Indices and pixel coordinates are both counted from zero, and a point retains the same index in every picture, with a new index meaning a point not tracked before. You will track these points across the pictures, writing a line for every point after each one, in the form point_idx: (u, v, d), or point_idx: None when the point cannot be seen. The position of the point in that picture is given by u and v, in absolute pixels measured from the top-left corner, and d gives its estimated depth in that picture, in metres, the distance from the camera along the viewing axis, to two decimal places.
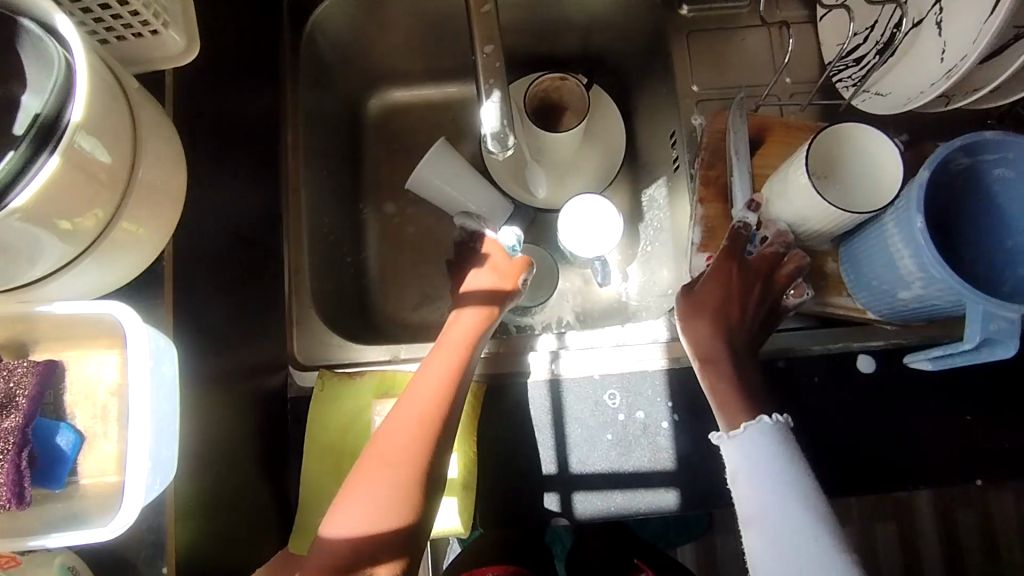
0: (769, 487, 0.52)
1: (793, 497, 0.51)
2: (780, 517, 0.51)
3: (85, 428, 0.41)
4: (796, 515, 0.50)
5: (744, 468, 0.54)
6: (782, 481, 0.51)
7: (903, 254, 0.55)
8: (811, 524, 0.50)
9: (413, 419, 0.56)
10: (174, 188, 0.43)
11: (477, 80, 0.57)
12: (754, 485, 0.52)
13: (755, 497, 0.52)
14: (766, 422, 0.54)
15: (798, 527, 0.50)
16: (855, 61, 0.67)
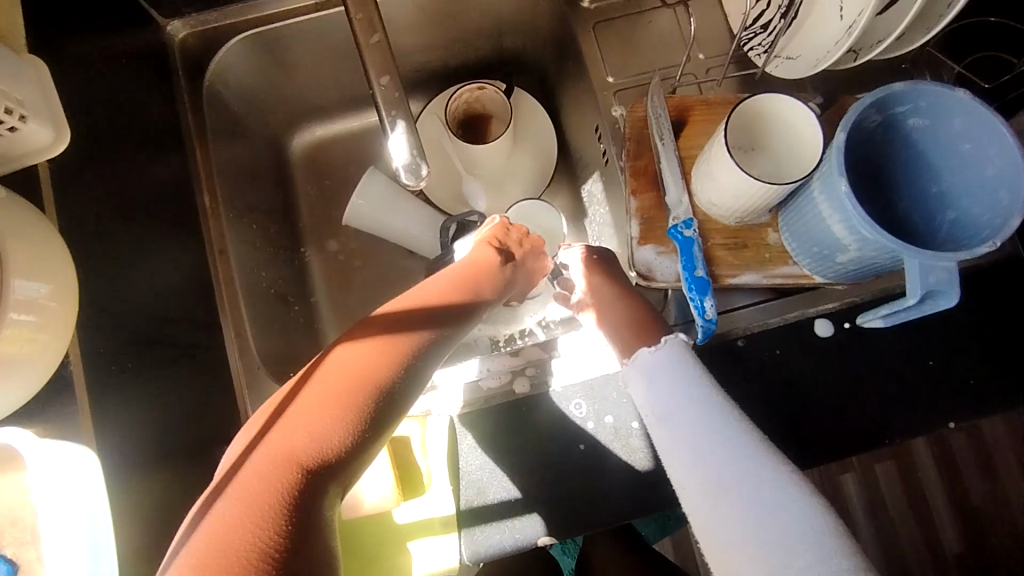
0: (666, 383, 0.50)
1: (691, 396, 0.48)
2: (678, 417, 0.48)
3: (15, 556, 0.39)
4: (695, 409, 0.47)
5: (647, 384, 0.52)
6: (682, 381, 0.50)
7: (835, 217, 0.55)
8: (708, 413, 0.47)
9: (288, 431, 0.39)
10: (58, 288, 0.40)
11: (378, 113, 0.55)
12: (657, 399, 0.50)
13: (659, 407, 0.50)
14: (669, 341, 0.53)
15: (695, 417, 0.47)
16: (762, 28, 0.66)
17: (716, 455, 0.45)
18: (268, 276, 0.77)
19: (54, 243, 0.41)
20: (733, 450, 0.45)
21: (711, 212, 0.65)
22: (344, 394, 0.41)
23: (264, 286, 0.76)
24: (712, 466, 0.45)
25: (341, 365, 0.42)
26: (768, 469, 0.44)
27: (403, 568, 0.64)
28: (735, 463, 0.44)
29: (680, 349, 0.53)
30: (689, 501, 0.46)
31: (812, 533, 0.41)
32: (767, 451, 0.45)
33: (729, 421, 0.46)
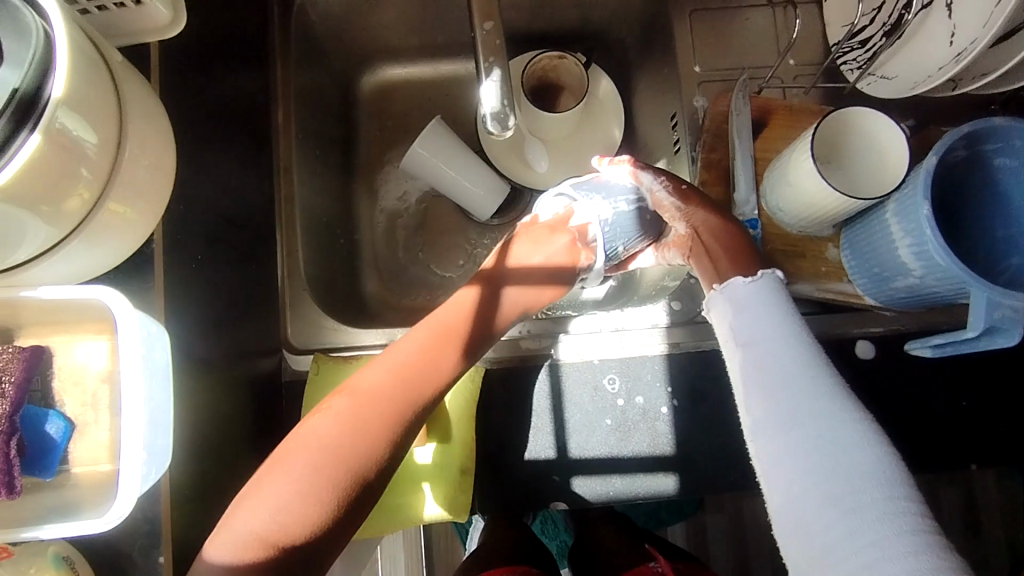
0: (755, 317, 0.50)
1: (781, 337, 0.48)
2: (760, 352, 0.48)
3: (74, 416, 0.41)
4: (780, 348, 0.47)
5: (730, 315, 0.51)
6: (772, 318, 0.49)
7: (904, 241, 0.55)
8: (794, 353, 0.47)
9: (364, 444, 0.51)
10: (160, 167, 0.41)
11: (476, 58, 0.55)
12: (741, 332, 0.50)
13: (741, 341, 0.49)
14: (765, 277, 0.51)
15: (779, 357, 0.47)
16: (860, 43, 0.65)
17: (793, 395, 0.46)
18: (322, 205, 0.77)
19: (160, 121, 0.41)
20: (813, 394, 0.45)
21: (775, 217, 0.65)
22: (350, 419, 0.51)
23: (317, 214, 0.75)
24: (787, 403, 0.46)
25: (349, 399, 0.52)
26: (847, 416, 0.44)
27: (417, 505, 0.66)
28: (816, 405, 0.45)
29: (775, 286, 0.51)
30: (754, 432, 0.48)
31: (880, 473, 0.42)
32: (846, 398, 0.45)
33: (808, 366, 0.46)
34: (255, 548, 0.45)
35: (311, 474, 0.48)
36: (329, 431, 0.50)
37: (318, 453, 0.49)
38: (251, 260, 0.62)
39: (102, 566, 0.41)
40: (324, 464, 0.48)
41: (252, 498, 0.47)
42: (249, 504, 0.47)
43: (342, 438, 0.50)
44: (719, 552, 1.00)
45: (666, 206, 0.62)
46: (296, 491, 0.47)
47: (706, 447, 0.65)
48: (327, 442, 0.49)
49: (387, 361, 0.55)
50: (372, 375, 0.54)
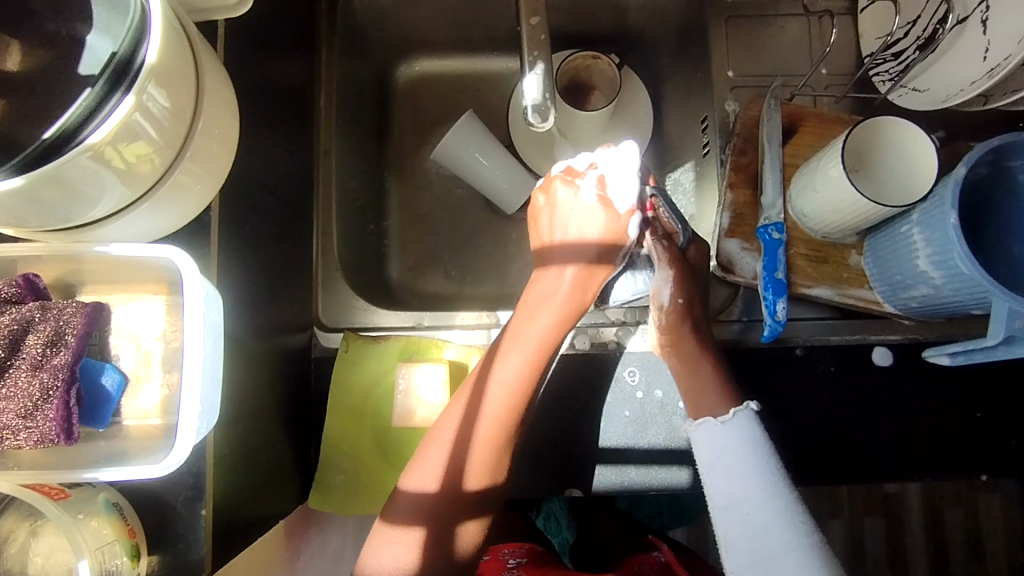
0: (733, 459, 0.54)
1: (759, 485, 0.52)
2: (739, 506, 0.52)
3: (129, 371, 0.43)
4: (756, 495, 0.52)
5: (710, 453, 0.56)
6: (748, 466, 0.53)
7: (926, 250, 0.57)
8: (766, 501, 0.51)
9: (494, 410, 0.56)
10: (224, 136, 0.43)
11: (520, 51, 0.56)
12: (718, 476, 0.54)
13: (725, 491, 0.53)
14: (738, 413, 0.56)
15: (755, 504, 0.51)
16: (894, 55, 0.67)
17: (761, 536, 0.50)
18: (356, 190, 0.78)
19: (227, 95, 0.43)
20: (792, 559, 0.49)
21: (801, 222, 0.66)
22: (528, 372, 0.57)
23: (351, 198, 0.77)
24: (763, 561, 0.50)
25: (522, 363, 0.57)
26: (808, 542, 0.49)
27: None
28: (781, 547, 0.49)
29: (748, 423, 0.55)
30: None
31: None
32: (808, 532, 0.50)
33: (785, 528, 0.50)
34: (422, 503, 0.55)
35: (499, 442, 0.56)
36: (508, 395, 0.57)
37: (504, 417, 0.56)
38: (289, 237, 0.64)
39: (147, 515, 0.43)
40: (487, 419, 0.56)
41: (410, 470, 0.56)
42: (425, 456, 0.56)
43: (519, 402, 0.57)
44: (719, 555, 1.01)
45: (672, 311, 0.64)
46: (489, 454, 0.56)
47: None
48: (510, 412, 0.56)
49: (535, 329, 0.59)
50: (529, 342, 0.58)
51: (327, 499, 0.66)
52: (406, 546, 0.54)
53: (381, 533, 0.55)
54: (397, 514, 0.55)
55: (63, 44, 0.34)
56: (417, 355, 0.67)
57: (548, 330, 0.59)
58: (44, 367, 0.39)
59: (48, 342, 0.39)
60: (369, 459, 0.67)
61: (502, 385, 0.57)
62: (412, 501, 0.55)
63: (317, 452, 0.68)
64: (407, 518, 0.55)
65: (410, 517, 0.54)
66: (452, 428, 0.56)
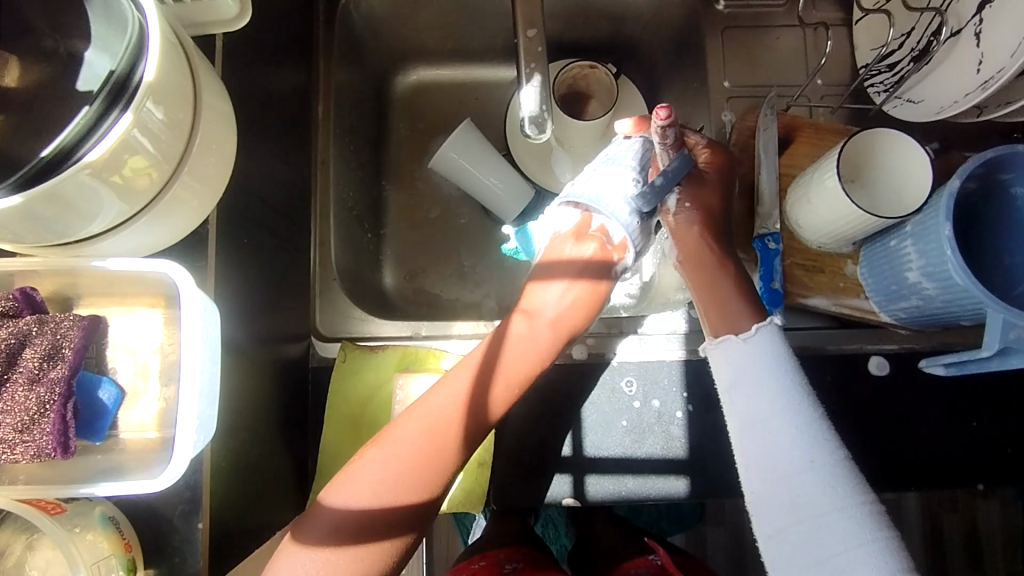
0: (756, 373, 0.50)
1: (786, 402, 0.49)
2: (764, 425, 0.49)
3: (126, 384, 0.43)
4: (782, 410, 0.49)
5: (730, 370, 0.52)
6: (771, 381, 0.50)
7: (918, 263, 0.57)
8: (792, 415, 0.48)
9: (447, 430, 0.51)
10: (222, 150, 0.43)
11: (517, 63, 0.57)
12: (739, 392, 0.51)
13: (746, 408, 0.50)
14: (772, 327, 0.53)
15: (781, 420, 0.49)
16: (888, 67, 0.67)
17: (784, 457, 0.48)
18: (354, 198, 0.79)
19: (224, 109, 0.43)
20: (819, 479, 0.47)
21: (797, 232, 0.67)
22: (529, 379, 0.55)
23: (349, 206, 0.77)
24: (788, 486, 0.48)
25: (462, 386, 0.53)
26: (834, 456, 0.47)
27: None
28: (803, 469, 0.47)
29: (772, 338, 0.52)
30: (764, 517, 0.49)
31: (858, 535, 0.45)
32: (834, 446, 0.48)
33: (811, 447, 0.47)
34: (363, 517, 0.49)
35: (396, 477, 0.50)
36: (418, 436, 0.51)
37: (440, 442, 0.51)
38: (286, 246, 0.64)
39: (144, 529, 0.43)
40: (450, 435, 0.52)
41: (343, 479, 0.50)
42: (358, 469, 0.50)
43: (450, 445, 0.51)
44: (717, 562, 1.01)
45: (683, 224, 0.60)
46: (423, 462, 0.51)
47: (720, 453, 0.66)
48: (495, 411, 0.54)
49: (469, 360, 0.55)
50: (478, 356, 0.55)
51: None
52: (318, 569, 0.48)
53: (293, 552, 0.48)
54: (310, 534, 0.49)
55: (61, 59, 0.35)
56: (415, 366, 0.68)
57: (519, 352, 0.55)
58: (42, 381, 0.39)
59: (45, 355, 0.39)
60: None
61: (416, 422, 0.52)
62: (330, 520, 0.49)
63: (313, 462, 0.68)
64: (337, 535, 0.48)
65: (347, 536, 0.49)
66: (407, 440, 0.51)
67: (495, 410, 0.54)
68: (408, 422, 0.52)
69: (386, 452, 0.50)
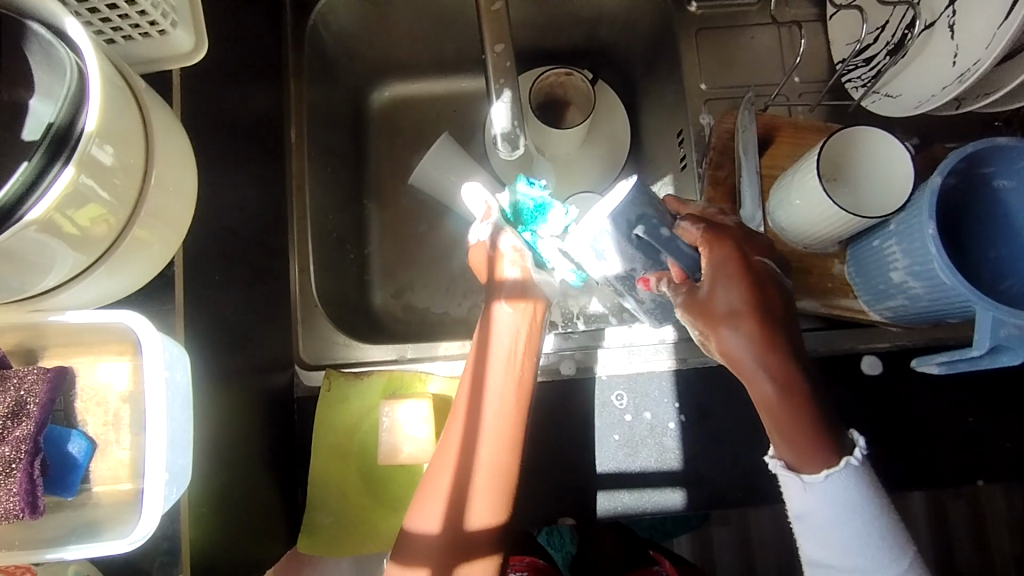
0: (823, 522, 0.49)
1: (861, 549, 0.49)
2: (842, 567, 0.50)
3: (96, 435, 0.42)
4: (854, 555, 0.49)
5: (801, 508, 0.50)
6: (845, 532, 0.49)
7: (904, 263, 0.56)
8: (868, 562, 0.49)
9: (490, 457, 0.53)
10: (183, 190, 0.42)
11: (486, 79, 0.55)
12: (814, 535, 0.50)
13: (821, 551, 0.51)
14: (851, 465, 0.48)
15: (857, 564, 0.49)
16: (865, 61, 0.66)
17: None
18: (334, 221, 0.78)
19: (182, 147, 0.42)
20: None
21: (781, 234, 0.66)
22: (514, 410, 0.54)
23: (328, 229, 0.76)
24: None
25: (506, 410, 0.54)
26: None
27: None
28: None
29: (848, 484, 0.48)
30: None
31: None
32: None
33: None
34: (443, 545, 0.52)
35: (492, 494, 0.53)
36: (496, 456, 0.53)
37: (498, 462, 0.53)
38: (263, 276, 0.62)
39: None
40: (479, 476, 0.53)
41: (420, 513, 0.53)
42: (429, 503, 0.53)
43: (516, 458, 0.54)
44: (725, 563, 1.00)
45: (725, 344, 0.50)
46: (500, 485, 0.53)
47: (716, 463, 0.65)
48: (503, 439, 0.54)
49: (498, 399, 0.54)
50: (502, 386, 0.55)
51: (316, 542, 0.64)
52: None
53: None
54: (411, 558, 0.52)
55: (8, 109, 0.34)
56: (402, 391, 0.66)
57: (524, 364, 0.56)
58: (6, 439, 0.38)
59: (9, 413, 0.38)
60: (357, 499, 0.65)
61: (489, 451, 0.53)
62: (425, 546, 0.52)
63: (304, 493, 0.67)
64: (420, 558, 0.52)
65: (435, 560, 0.52)
66: (457, 465, 0.53)
67: (512, 441, 0.54)
68: (450, 465, 0.53)
69: (438, 499, 0.53)
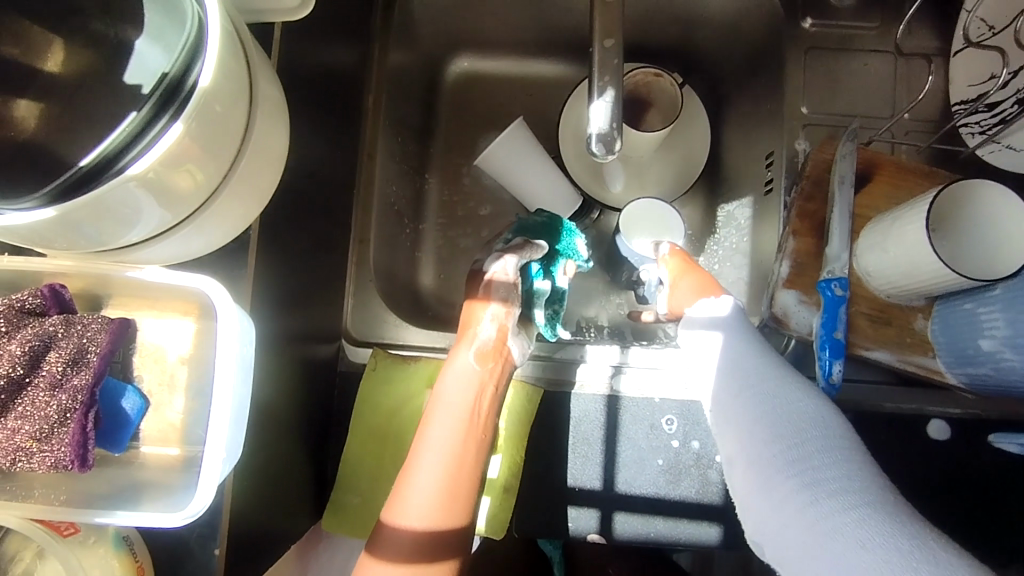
0: (748, 386, 0.49)
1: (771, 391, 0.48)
2: (764, 405, 0.47)
3: (150, 393, 0.40)
4: (762, 402, 0.47)
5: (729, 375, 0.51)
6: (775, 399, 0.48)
7: (1002, 332, 0.53)
8: (775, 412, 0.47)
9: (461, 455, 0.51)
10: (274, 155, 0.40)
11: (590, 75, 0.52)
12: (744, 407, 0.48)
13: (739, 419, 0.48)
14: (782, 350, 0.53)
15: (763, 430, 0.46)
16: (988, 107, 0.62)
17: (783, 446, 0.45)
18: (396, 192, 0.75)
19: (278, 106, 0.40)
20: (809, 443, 0.44)
21: (866, 278, 0.62)
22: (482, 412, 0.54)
23: (390, 202, 0.74)
24: (777, 437, 0.46)
25: (457, 423, 0.53)
26: (819, 480, 0.42)
27: None
28: (783, 428, 0.46)
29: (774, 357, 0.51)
30: (754, 476, 0.46)
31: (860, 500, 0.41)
32: (856, 491, 0.41)
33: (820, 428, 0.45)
34: (417, 543, 0.48)
35: (443, 504, 0.49)
36: (454, 443, 0.52)
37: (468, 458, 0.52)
38: (325, 242, 0.60)
39: (159, 551, 0.41)
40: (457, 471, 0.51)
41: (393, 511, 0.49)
42: (403, 499, 0.50)
43: (477, 448, 0.52)
44: None
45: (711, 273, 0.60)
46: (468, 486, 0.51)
47: None
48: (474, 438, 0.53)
49: (450, 415, 0.53)
50: (456, 404, 0.54)
51: (340, 521, 0.63)
52: None
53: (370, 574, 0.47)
54: (385, 557, 0.48)
55: (110, 46, 0.32)
56: None
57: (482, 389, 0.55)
58: (64, 387, 0.36)
59: (69, 360, 0.37)
60: (386, 484, 0.64)
61: (440, 452, 0.51)
62: (397, 543, 0.48)
63: (334, 469, 0.66)
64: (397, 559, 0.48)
65: (409, 557, 0.48)
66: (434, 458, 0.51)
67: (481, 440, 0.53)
68: (426, 457, 0.51)
69: (414, 496, 0.49)
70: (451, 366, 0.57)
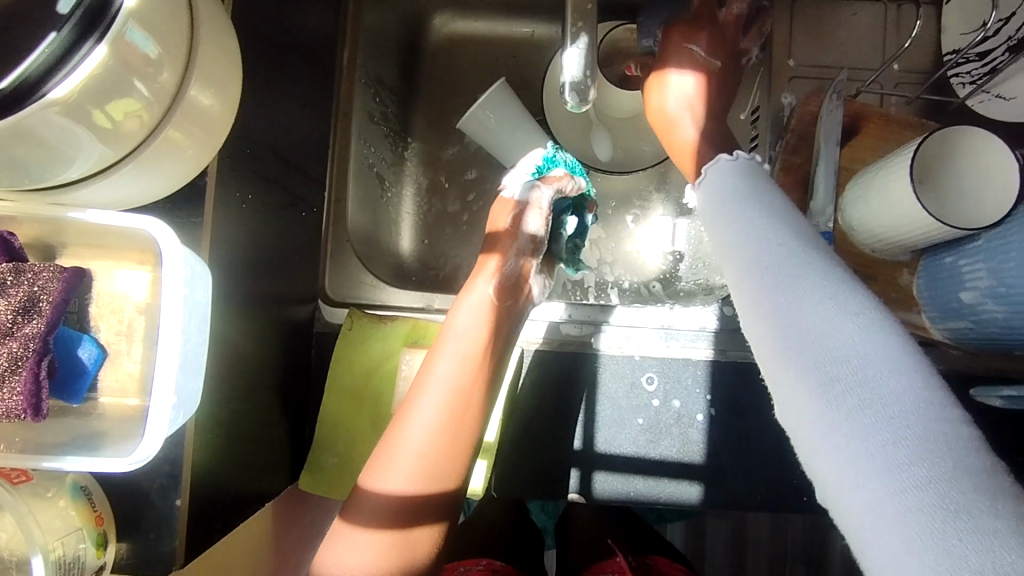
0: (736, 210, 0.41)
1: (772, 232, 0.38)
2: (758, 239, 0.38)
3: (108, 343, 0.40)
4: (749, 228, 0.39)
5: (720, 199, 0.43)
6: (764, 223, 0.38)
7: (986, 282, 0.51)
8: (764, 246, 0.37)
9: (456, 409, 0.51)
10: (226, 97, 0.39)
11: (563, 21, 0.50)
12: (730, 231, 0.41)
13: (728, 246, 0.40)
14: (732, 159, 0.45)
15: (749, 252, 0.38)
16: (979, 55, 0.60)
17: (766, 272, 0.36)
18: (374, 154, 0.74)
19: (227, 46, 0.38)
20: (812, 284, 0.34)
21: (850, 233, 0.61)
22: (482, 363, 0.54)
23: (368, 163, 0.73)
24: (771, 273, 0.36)
25: (458, 372, 0.53)
26: (859, 448, 0.30)
27: None
28: (769, 252, 0.37)
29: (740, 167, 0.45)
30: (747, 313, 0.37)
31: (883, 373, 0.30)
32: (910, 464, 0.28)
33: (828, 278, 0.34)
34: (395, 505, 0.48)
35: (439, 454, 0.50)
36: (451, 395, 0.51)
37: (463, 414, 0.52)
38: (297, 200, 0.59)
39: (119, 501, 0.41)
40: (451, 425, 0.51)
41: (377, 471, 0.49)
42: (390, 456, 0.49)
43: (473, 402, 0.53)
44: None
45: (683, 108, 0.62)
46: (459, 444, 0.51)
47: (739, 462, 0.62)
48: (472, 391, 0.53)
49: (456, 357, 0.53)
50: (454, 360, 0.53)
51: (317, 481, 0.63)
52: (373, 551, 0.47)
53: (344, 536, 0.48)
54: (362, 516, 0.48)
55: None
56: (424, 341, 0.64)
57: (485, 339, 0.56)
58: (14, 335, 0.36)
59: (19, 308, 0.36)
60: (363, 446, 0.63)
61: (436, 402, 0.51)
62: (376, 505, 0.48)
63: (312, 430, 0.66)
64: (376, 521, 0.48)
65: (384, 521, 0.48)
66: (428, 412, 0.50)
67: (478, 390, 0.53)
68: (420, 409, 0.51)
69: (401, 454, 0.49)
70: (456, 310, 0.57)
